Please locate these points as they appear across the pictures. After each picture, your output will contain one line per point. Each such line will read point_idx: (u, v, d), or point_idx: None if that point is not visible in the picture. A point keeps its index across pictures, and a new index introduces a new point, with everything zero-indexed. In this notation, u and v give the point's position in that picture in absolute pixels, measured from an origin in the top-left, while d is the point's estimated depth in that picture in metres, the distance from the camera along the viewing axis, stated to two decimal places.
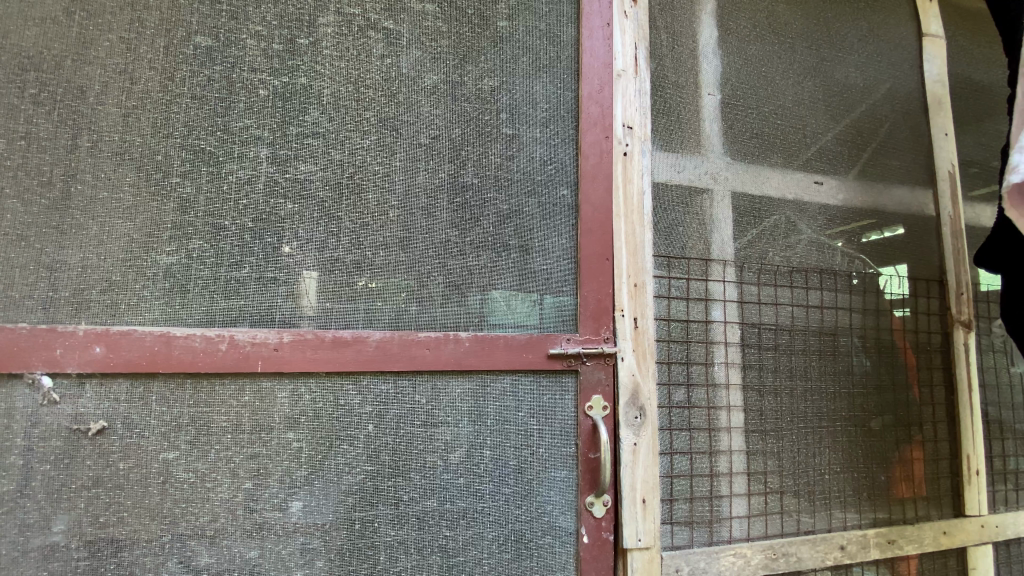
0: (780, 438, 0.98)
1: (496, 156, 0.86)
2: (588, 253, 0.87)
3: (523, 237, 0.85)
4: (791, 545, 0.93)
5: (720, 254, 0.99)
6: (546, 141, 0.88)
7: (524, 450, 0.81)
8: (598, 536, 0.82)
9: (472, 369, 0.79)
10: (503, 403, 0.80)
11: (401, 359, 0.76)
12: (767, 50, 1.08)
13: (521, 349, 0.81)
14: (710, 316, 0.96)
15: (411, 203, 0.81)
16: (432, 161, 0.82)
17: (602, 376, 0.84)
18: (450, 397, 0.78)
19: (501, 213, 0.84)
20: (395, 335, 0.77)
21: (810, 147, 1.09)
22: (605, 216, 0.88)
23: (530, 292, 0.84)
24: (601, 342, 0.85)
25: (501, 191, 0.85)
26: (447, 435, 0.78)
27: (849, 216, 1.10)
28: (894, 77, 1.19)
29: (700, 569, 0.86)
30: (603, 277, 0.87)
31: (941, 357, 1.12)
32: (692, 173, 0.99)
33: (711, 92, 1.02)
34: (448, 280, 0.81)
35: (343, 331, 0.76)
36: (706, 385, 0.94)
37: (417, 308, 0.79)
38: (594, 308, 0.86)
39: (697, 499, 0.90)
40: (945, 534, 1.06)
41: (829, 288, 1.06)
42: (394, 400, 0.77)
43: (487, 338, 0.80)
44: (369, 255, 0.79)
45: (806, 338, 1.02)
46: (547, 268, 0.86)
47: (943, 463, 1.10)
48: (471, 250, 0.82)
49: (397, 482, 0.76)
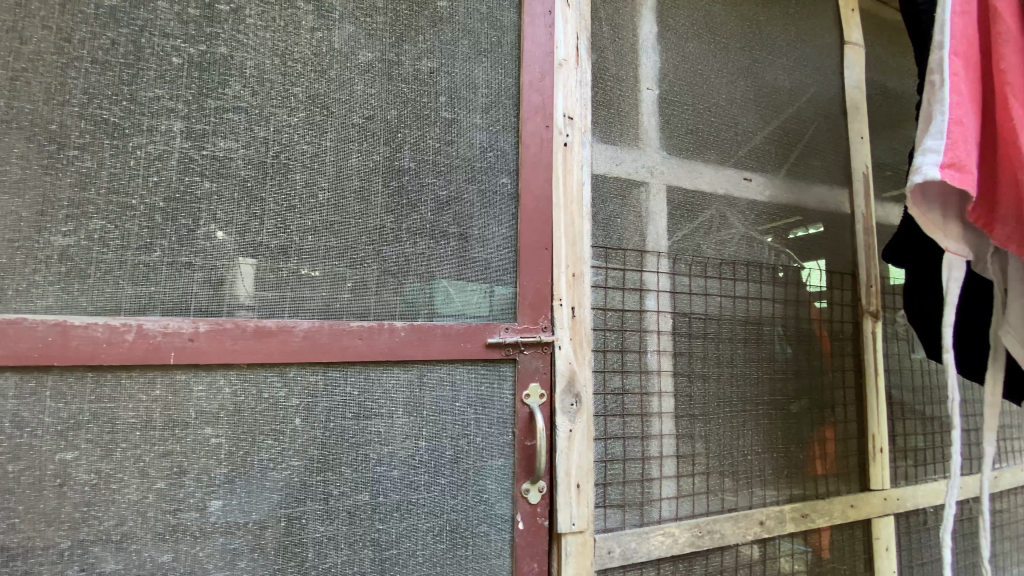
0: (707, 422, 1.02)
1: (434, 141, 0.83)
2: (527, 242, 0.87)
3: (462, 224, 0.83)
4: (714, 522, 0.98)
5: (655, 246, 1.01)
6: (487, 128, 0.87)
7: (461, 439, 0.80)
8: (533, 522, 0.83)
9: (407, 360, 0.77)
10: (439, 393, 0.79)
11: (332, 350, 0.73)
12: (703, 49, 1.12)
13: (458, 339, 0.80)
14: (644, 305, 0.99)
15: (342, 186, 0.77)
16: (365, 143, 0.79)
17: (540, 365, 0.85)
18: (384, 388, 0.76)
19: (439, 200, 0.82)
20: (324, 324, 0.73)
21: (741, 144, 1.13)
22: (545, 206, 0.89)
23: (468, 281, 0.83)
24: (539, 330, 0.85)
25: (439, 176, 0.83)
26: (379, 426, 0.76)
27: (775, 212, 1.16)
28: (818, 81, 1.26)
29: (631, 549, 0.89)
30: (542, 266, 0.87)
31: (853, 344, 1.21)
32: (630, 166, 1.00)
33: (650, 87, 1.04)
34: (382, 267, 0.78)
35: (266, 320, 0.71)
36: (640, 372, 0.97)
37: (348, 296, 0.76)
38: (533, 297, 0.86)
39: (629, 482, 0.93)
40: (852, 507, 1.15)
41: (755, 280, 1.12)
42: (323, 392, 0.74)
43: (423, 327, 0.78)
44: (296, 240, 0.75)
45: (733, 327, 1.07)
46: (486, 257, 0.85)
47: (851, 442, 1.19)
48: (407, 237, 0.80)
49: (326, 476, 0.73)
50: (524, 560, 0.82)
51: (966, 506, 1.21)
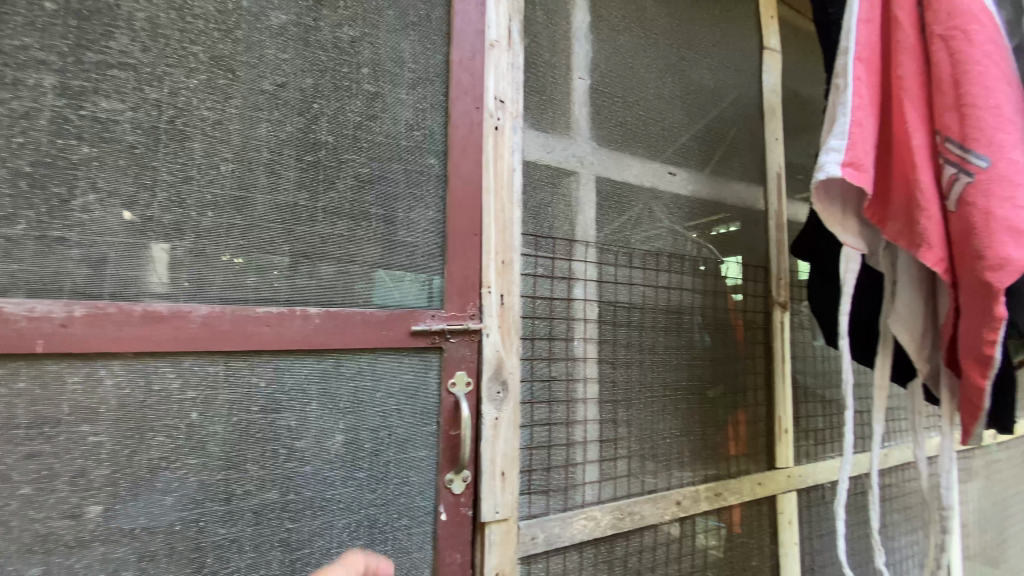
0: (629, 407, 1.06)
1: (354, 115, 0.78)
2: (455, 225, 0.84)
3: (385, 205, 0.80)
4: (635, 504, 1.02)
5: (584, 236, 1.02)
6: (413, 105, 0.83)
7: (380, 432, 0.76)
8: (456, 512, 0.81)
9: (321, 348, 0.72)
10: (357, 383, 0.75)
11: (235, 338, 0.67)
12: (634, 42, 1.14)
13: (379, 326, 0.76)
14: (572, 294, 1.00)
15: (248, 158, 0.71)
16: (277, 113, 0.73)
17: (466, 353, 0.83)
18: (296, 378, 0.71)
19: (360, 179, 0.78)
20: (225, 309, 0.67)
21: (667, 139, 1.17)
22: (474, 190, 0.87)
23: (391, 266, 0.79)
24: (466, 318, 0.84)
25: (360, 153, 0.78)
26: (291, 419, 0.71)
27: (698, 205, 1.21)
28: (739, 83, 1.33)
29: (554, 534, 0.90)
30: (469, 252, 0.85)
31: (764, 333, 1.30)
32: (561, 154, 1.00)
33: (581, 76, 1.04)
34: (294, 248, 0.73)
35: (157, 304, 0.64)
36: (566, 360, 0.98)
37: (255, 280, 0.70)
38: (460, 284, 0.84)
39: (554, 468, 0.94)
40: (760, 485, 1.23)
41: (677, 271, 1.16)
42: (225, 383, 0.68)
43: (340, 314, 0.74)
44: (194, 216, 0.68)
45: (655, 316, 1.11)
46: (411, 241, 0.81)
47: (761, 424, 1.27)
48: (324, 216, 0.75)
49: (229, 475, 0.67)
50: (446, 551, 0.80)
51: (855, 480, 1.33)
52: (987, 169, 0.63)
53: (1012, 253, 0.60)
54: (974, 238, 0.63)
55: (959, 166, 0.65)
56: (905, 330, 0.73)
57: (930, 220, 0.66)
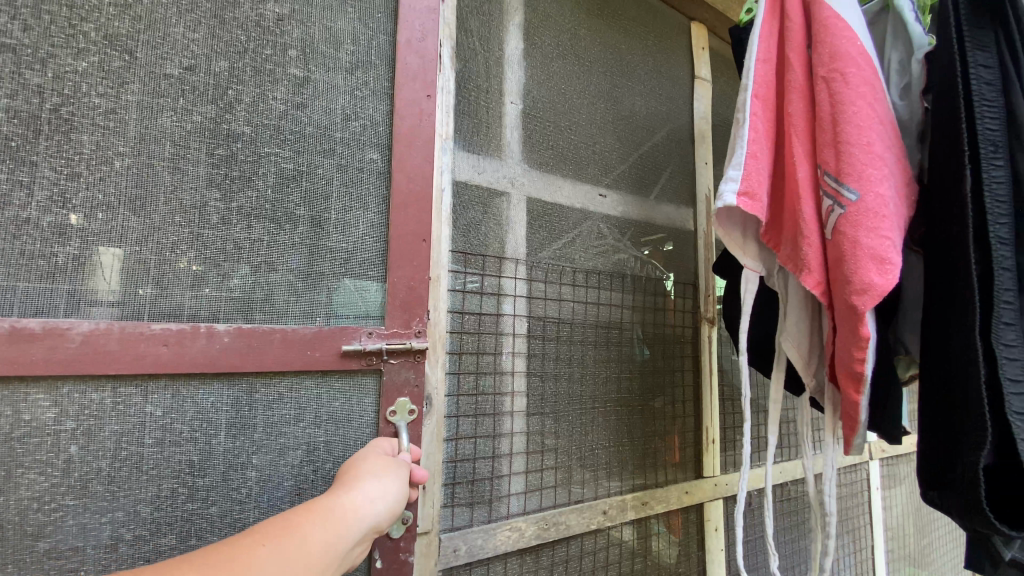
0: (557, 419, 1.10)
1: (278, 103, 0.79)
2: (400, 230, 0.83)
3: (314, 206, 0.79)
4: (562, 514, 1.05)
5: (514, 254, 1.06)
6: (350, 92, 0.84)
7: (304, 468, 0.75)
8: (395, 558, 0.78)
9: (227, 370, 0.70)
10: (274, 410, 0.74)
11: (124, 360, 0.64)
12: (567, 69, 1.19)
13: (302, 345, 0.74)
14: (501, 309, 1.03)
15: (145, 150, 0.70)
16: (182, 100, 0.73)
17: (411, 377, 0.82)
18: (200, 404, 0.70)
19: (283, 175, 0.78)
20: (113, 328, 0.64)
21: (598, 162, 1.23)
22: (419, 195, 0.85)
23: (322, 274, 0.79)
24: (410, 336, 0.82)
25: (284, 146, 0.79)
26: (190, 456, 0.69)
27: (625, 225, 1.27)
28: (671, 109, 1.40)
29: (477, 546, 0.93)
30: (415, 259, 0.84)
31: (692, 347, 1.36)
32: (491, 176, 1.04)
33: (513, 101, 1.09)
34: (202, 254, 0.72)
35: (28, 321, 0.60)
36: (494, 373, 1.01)
37: (152, 291, 0.69)
38: (402, 300, 0.82)
39: (478, 481, 0.97)
40: (687, 493, 1.28)
41: (605, 288, 1.22)
42: (112, 413, 0.65)
43: (254, 332, 0.72)
44: (80, 218, 0.66)
45: (584, 331, 1.17)
46: (348, 257, 0.81)
47: (688, 435, 1.33)
48: (238, 218, 0.75)
49: (114, 517, 0.64)
50: None
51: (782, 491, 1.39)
52: (856, 202, 0.66)
53: (873, 281, 0.64)
54: (842, 266, 0.66)
55: (834, 199, 0.69)
56: (793, 347, 0.77)
57: (811, 247, 0.70)
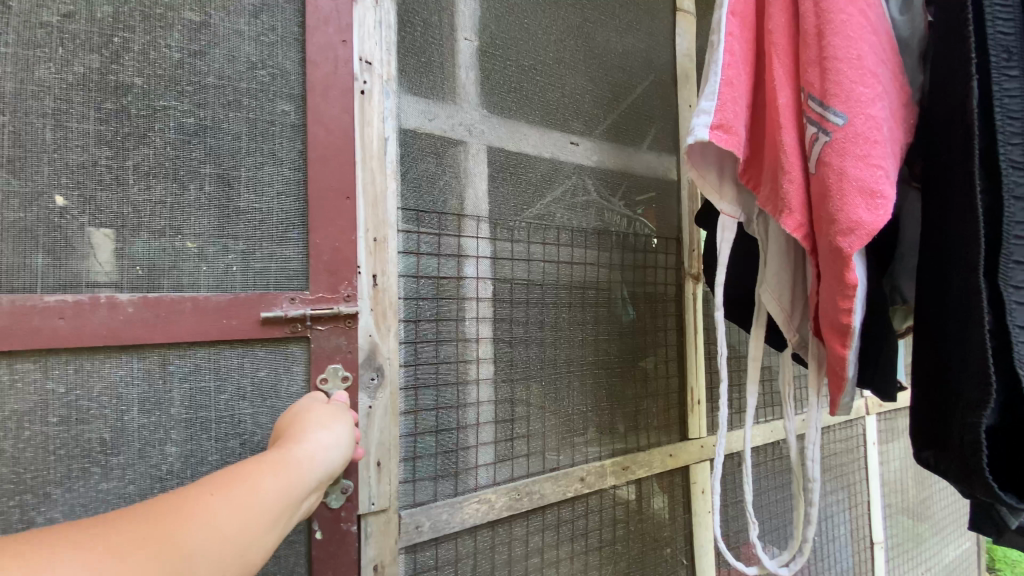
0: (529, 385, 1.04)
1: (172, 50, 0.72)
2: (319, 186, 0.78)
3: (221, 162, 0.74)
4: (535, 483, 1.02)
5: (475, 211, 0.98)
6: (255, 38, 0.77)
7: (231, 441, 0.73)
8: (335, 527, 0.79)
9: (135, 342, 0.67)
10: (191, 382, 0.71)
11: (17, 335, 0.61)
12: (531, 2, 1.07)
13: (216, 312, 0.71)
14: (462, 272, 0.96)
15: (22, 106, 0.64)
16: (61, 50, 0.66)
17: (341, 343, 0.79)
18: (108, 377, 0.66)
19: (183, 131, 0.72)
20: (1, 300, 0.60)
21: (568, 107, 1.13)
22: (343, 148, 0.80)
23: (232, 235, 0.74)
24: (337, 301, 0.79)
25: (182, 98, 0.72)
26: (103, 434, 0.66)
27: (601, 175, 1.18)
28: (650, 46, 1.28)
29: (442, 520, 0.89)
30: (344, 217, 0.80)
31: (675, 305, 1.29)
32: (445, 122, 0.94)
33: (468, 37, 0.98)
34: (96, 220, 0.67)
35: None
36: (457, 341, 0.95)
37: (44, 261, 0.65)
38: (326, 267, 0.78)
39: (443, 453, 0.92)
40: (672, 457, 1.23)
41: (580, 245, 1.14)
42: (9, 390, 0.62)
43: (162, 302, 0.68)
44: None
45: (557, 291, 1.09)
46: (263, 219, 0.76)
47: (672, 396, 1.27)
48: (135, 177, 0.69)
49: (23, 499, 0.62)
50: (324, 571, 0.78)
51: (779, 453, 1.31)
52: (844, 127, 0.57)
53: (861, 217, 0.55)
54: (826, 204, 0.57)
55: (819, 126, 0.59)
56: (773, 299, 0.69)
57: (792, 184, 0.61)
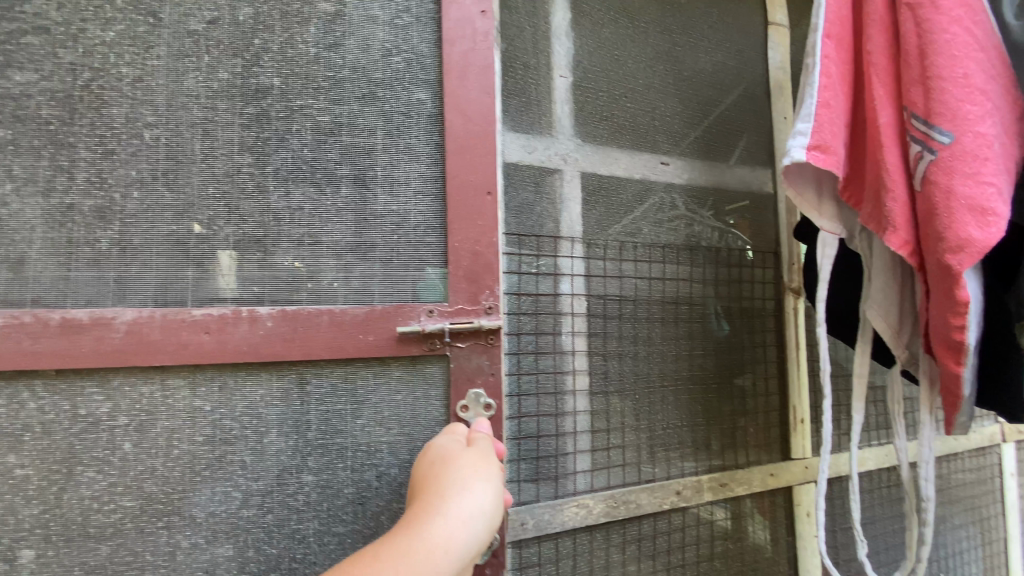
0: (624, 398, 1.08)
1: (308, 47, 0.86)
2: (456, 176, 0.88)
3: (355, 165, 0.86)
4: (631, 493, 1.05)
5: (570, 232, 1.05)
6: (393, 23, 0.90)
7: (364, 473, 0.83)
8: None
9: (278, 353, 0.79)
10: (326, 398, 0.82)
11: (168, 346, 0.75)
12: (621, 34, 1.14)
13: (349, 329, 0.81)
14: (559, 289, 1.03)
15: (174, 117, 0.81)
16: (205, 57, 0.83)
17: (486, 363, 0.87)
18: (241, 392, 0.79)
19: (319, 130, 0.86)
20: (154, 318, 0.75)
21: (658, 129, 1.17)
22: (480, 140, 0.89)
23: (371, 236, 0.86)
24: (475, 312, 0.87)
25: (319, 97, 0.86)
26: (244, 458, 0.79)
27: (693, 193, 1.20)
28: (741, 62, 1.29)
29: (544, 520, 0.96)
30: (484, 210, 0.88)
31: (774, 320, 1.27)
32: (542, 154, 1.03)
33: (563, 74, 1.07)
34: (239, 232, 0.82)
35: (81, 313, 0.74)
36: (554, 354, 1.02)
37: (195, 275, 0.79)
38: (464, 273, 0.86)
39: (543, 458, 1.00)
40: (773, 476, 1.20)
41: (672, 262, 1.17)
42: (162, 405, 0.76)
43: (299, 316, 0.80)
44: (119, 202, 0.78)
45: (650, 307, 1.13)
46: (392, 244, 0.87)
47: (773, 414, 1.25)
48: (282, 186, 0.83)
49: (172, 521, 0.76)
50: None
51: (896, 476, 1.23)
52: (950, 145, 0.57)
53: (972, 235, 0.55)
54: (933, 221, 0.58)
55: (923, 144, 0.59)
56: (879, 315, 0.69)
57: (896, 202, 0.61)
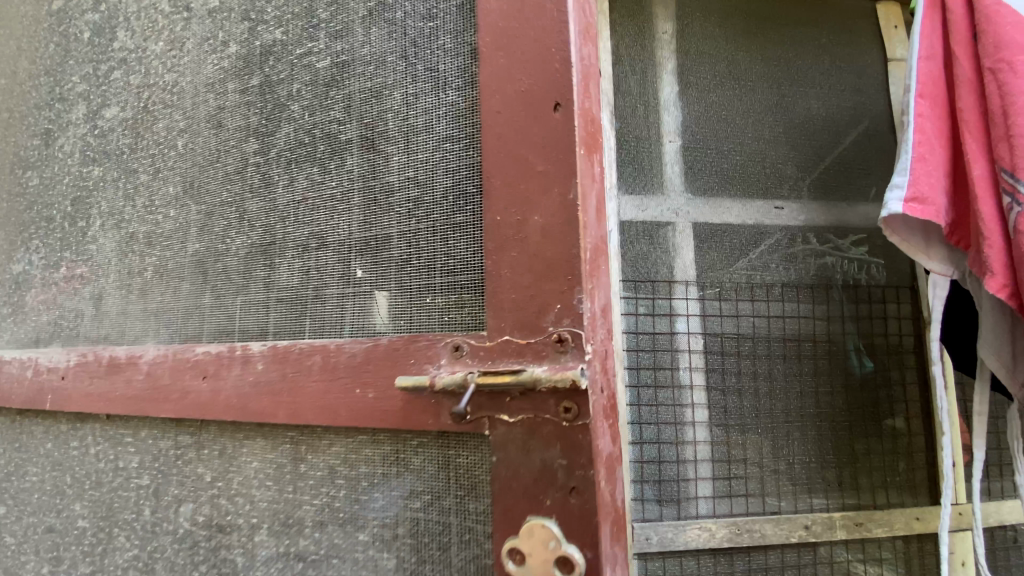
0: (743, 431, 1.15)
1: (318, 14, 0.82)
2: (501, 116, 0.62)
3: (371, 141, 0.75)
4: (754, 522, 1.10)
5: (684, 277, 1.18)
6: None
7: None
8: None
9: (274, 391, 0.75)
10: (332, 453, 0.73)
11: (183, 387, 0.84)
12: (728, 95, 1.27)
13: (347, 371, 0.69)
14: (674, 328, 1.16)
15: (213, 131, 0.91)
16: (234, 59, 0.90)
17: (556, 461, 0.55)
18: (232, 457, 0.82)
19: (329, 107, 0.79)
20: (169, 358, 0.86)
21: (770, 176, 1.26)
22: (536, 49, 0.61)
23: (380, 231, 0.72)
24: (534, 333, 0.58)
25: (330, 72, 0.80)
26: (265, 547, 0.77)
27: (811, 233, 1.25)
28: (860, 101, 1.32)
29: (668, 538, 1.07)
30: (552, 154, 0.59)
31: (915, 356, 1.23)
32: (655, 210, 1.19)
33: (672, 139, 1.22)
34: (255, 253, 0.84)
35: (125, 356, 0.91)
36: (673, 387, 1.14)
37: (225, 306, 0.86)
38: (518, 276, 0.60)
39: (665, 481, 1.11)
40: (919, 520, 1.16)
41: (790, 300, 1.22)
42: (191, 449, 0.86)
43: (287, 356, 0.75)
44: (167, 251, 0.93)
45: (768, 345, 1.19)
46: (414, 243, 0.69)
47: (918, 456, 1.19)
48: (303, 177, 0.80)
49: None
50: None
51: None
52: None
53: None
54: None
55: (1014, 196, 0.67)
56: (992, 356, 0.72)
57: (992, 249, 0.68)
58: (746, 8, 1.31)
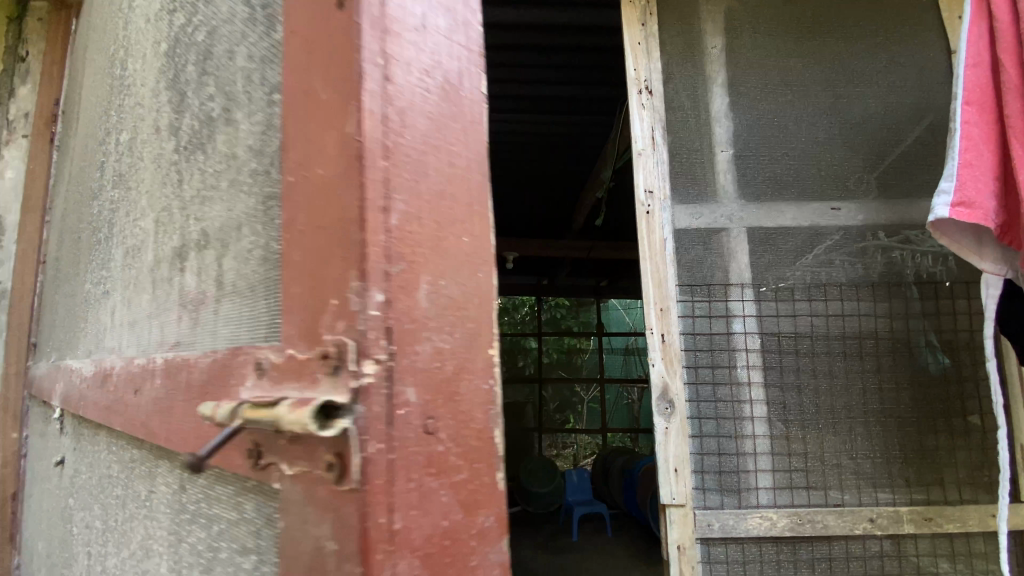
0: (804, 426, 1.20)
1: None
2: (295, 70, 0.48)
3: (228, 108, 0.60)
4: (817, 513, 1.16)
5: (739, 279, 1.24)
6: None
7: None
8: None
9: (161, 405, 0.66)
10: (206, 482, 0.61)
11: (128, 396, 0.79)
12: (780, 102, 1.31)
13: (198, 387, 0.57)
14: (731, 329, 1.22)
15: (149, 121, 0.83)
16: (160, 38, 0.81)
17: (327, 530, 0.40)
18: (160, 470, 0.75)
19: (202, 77, 0.67)
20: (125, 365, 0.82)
21: (825, 178, 1.29)
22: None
23: (231, 221, 0.58)
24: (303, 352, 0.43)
25: (203, 36, 0.67)
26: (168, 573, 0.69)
27: (871, 232, 1.27)
28: (921, 96, 1.32)
29: (729, 525, 1.15)
30: (330, 114, 0.44)
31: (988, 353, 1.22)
32: (709, 217, 1.26)
33: (724, 149, 1.29)
34: (164, 248, 0.73)
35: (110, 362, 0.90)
36: (731, 384, 1.21)
37: (148, 310, 0.77)
38: (300, 279, 0.46)
39: (726, 472, 1.18)
40: (994, 517, 1.16)
41: (850, 299, 1.25)
42: (144, 460, 0.81)
43: (169, 367, 0.65)
44: (132, 250, 0.87)
45: (828, 343, 1.23)
46: (252, 236, 0.54)
47: (993, 452, 1.19)
48: (187, 162, 0.69)
49: None
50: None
51: None
52: None
53: None
54: None
55: None
56: None
57: None
58: (796, 15, 1.35)
